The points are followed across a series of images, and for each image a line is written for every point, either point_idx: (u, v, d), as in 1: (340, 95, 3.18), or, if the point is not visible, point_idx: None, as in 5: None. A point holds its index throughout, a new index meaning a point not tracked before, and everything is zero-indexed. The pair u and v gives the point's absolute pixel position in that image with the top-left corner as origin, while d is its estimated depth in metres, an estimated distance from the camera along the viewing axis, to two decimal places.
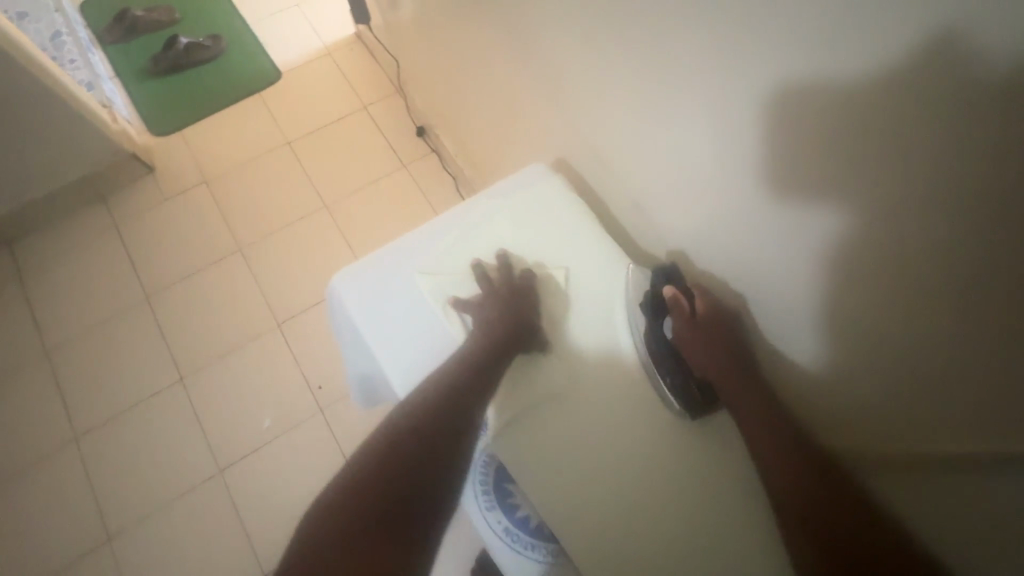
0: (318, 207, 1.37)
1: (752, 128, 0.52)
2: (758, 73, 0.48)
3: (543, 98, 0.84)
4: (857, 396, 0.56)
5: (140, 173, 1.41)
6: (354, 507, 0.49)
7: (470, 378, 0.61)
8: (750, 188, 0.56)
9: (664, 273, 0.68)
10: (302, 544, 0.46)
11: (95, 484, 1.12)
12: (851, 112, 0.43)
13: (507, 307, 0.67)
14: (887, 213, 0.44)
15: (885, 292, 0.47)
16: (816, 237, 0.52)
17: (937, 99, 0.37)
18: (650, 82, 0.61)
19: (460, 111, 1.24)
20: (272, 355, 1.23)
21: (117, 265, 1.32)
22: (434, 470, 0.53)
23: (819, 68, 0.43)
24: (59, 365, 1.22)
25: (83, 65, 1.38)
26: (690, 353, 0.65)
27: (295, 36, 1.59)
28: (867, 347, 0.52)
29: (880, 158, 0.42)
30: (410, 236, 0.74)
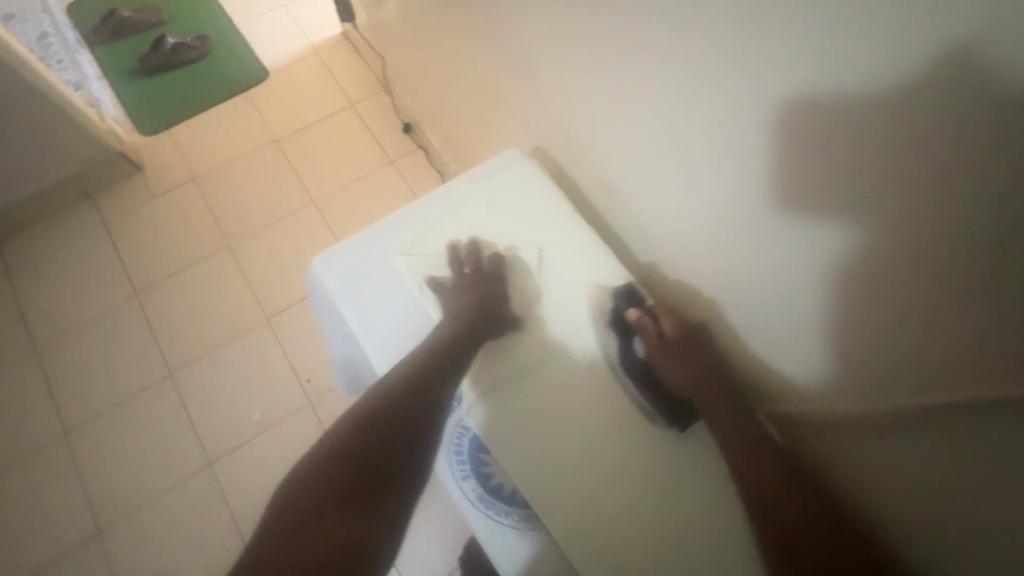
0: (305, 203, 1.39)
1: (724, 109, 0.55)
2: (728, 54, 0.51)
3: (525, 89, 0.87)
4: (840, 400, 0.59)
5: (129, 172, 1.42)
6: (324, 481, 0.54)
7: (432, 372, 0.62)
8: (727, 174, 0.59)
9: (626, 296, 0.71)
10: (278, 511, 0.52)
11: (85, 478, 1.13)
12: (815, 88, 0.45)
13: (472, 300, 0.69)
14: (850, 185, 0.46)
15: (853, 262, 0.50)
16: (785, 213, 0.55)
17: (890, 69, 0.40)
18: (624, 67, 0.63)
19: (444, 106, 1.26)
20: (261, 349, 1.24)
21: (106, 262, 1.33)
22: (401, 448, 0.58)
23: (783, 47, 0.46)
24: (49, 361, 1.23)
25: (71, 65, 1.40)
26: (665, 368, 0.67)
27: (283, 36, 1.61)
28: (836, 319, 0.55)
29: (842, 131, 0.45)
30: (391, 220, 0.77)
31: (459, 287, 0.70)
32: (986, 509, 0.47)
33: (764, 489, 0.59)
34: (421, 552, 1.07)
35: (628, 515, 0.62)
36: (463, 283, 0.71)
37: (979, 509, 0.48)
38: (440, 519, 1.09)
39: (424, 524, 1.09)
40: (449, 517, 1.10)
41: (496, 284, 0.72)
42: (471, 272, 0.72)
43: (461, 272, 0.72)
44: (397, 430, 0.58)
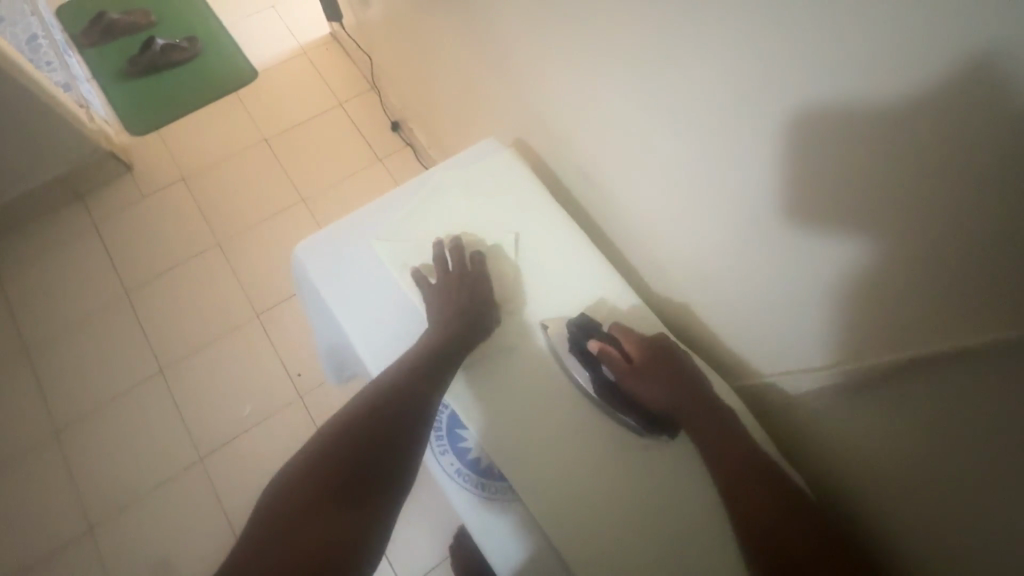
0: (295, 201, 1.41)
1: (688, 96, 0.56)
2: (687, 42, 0.53)
3: (505, 84, 0.89)
4: (842, 393, 0.58)
5: (118, 172, 1.43)
6: (317, 473, 0.54)
7: (425, 372, 0.63)
8: (695, 161, 0.60)
9: (582, 327, 0.69)
10: (271, 502, 0.52)
11: (77, 473, 1.14)
12: (769, 72, 0.47)
13: (459, 299, 0.70)
14: (807, 164, 0.48)
15: (812, 240, 0.52)
16: (748, 194, 0.56)
17: (836, 52, 0.41)
18: (595, 60, 0.65)
19: (431, 104, 1.28)
20: (251, 345, 1.25)
21: (97, 260, 1.34)
22: (394, 444, 0.58)
23: (739, 34, 0.48)
24: (40, 359, 1.23)
25: (60, 66, 1.40)
26: (639, 391, 0.65)
27: (271, 37, 1.62)
28: (799, 297, 0.57)
29: (797, 112, 0.47)
30: (371, 209, 0.80)
31: (440, 288, 0.71)
32: (984, 507, 0.46)
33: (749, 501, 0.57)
34: (410, 543, 1.08)
35: (609, 493, 0.63)
36: (447, 282, 0.71)
37: (976, 509, 0.47)
38: (430, 509, 1.11)
39: (413, 515, 1.10)
40: (438, 508, 1.11)
41: (479, 287, 0.71)
42: (454, 272, 0.72)
43: (445, 270, 0.72)
44: (387, 429, 0.59)
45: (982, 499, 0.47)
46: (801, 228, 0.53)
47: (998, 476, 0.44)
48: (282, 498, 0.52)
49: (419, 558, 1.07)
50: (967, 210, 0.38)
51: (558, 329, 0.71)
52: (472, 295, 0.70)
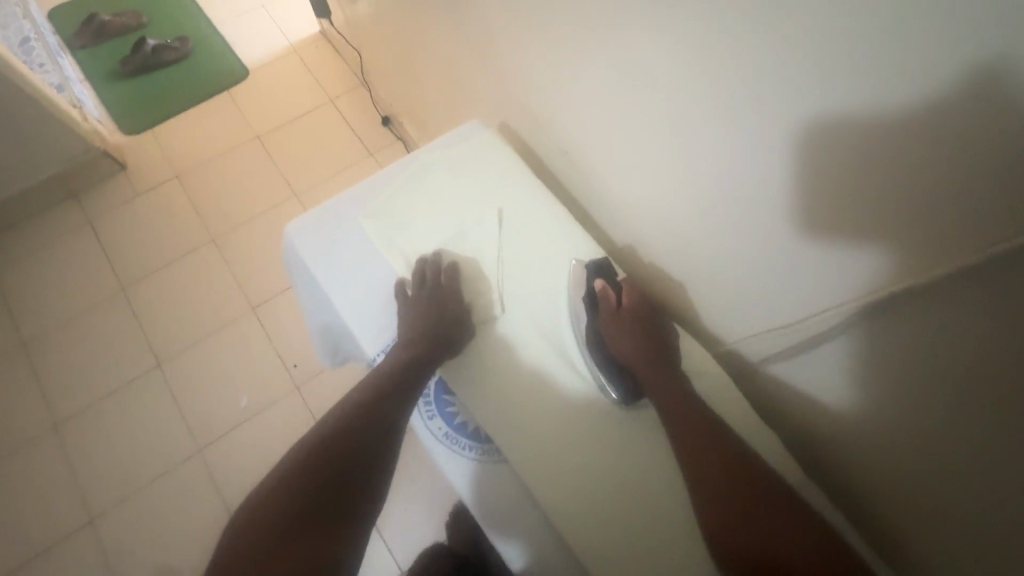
0: (288, 197, 1.42)
1: (659, 73, 0.58)
2: (655, 17, 0.55)
3: (490, 72, 0.91)
4: (829, 370, 0.60)
5: (113, 171, 1.44)
6: (290, 490, 0.56)
7: (386, 399, 0.65)
8: (673, 137, 0.62)
9: (598, 268, 0.74)
10: (246, 522, 0.53)
11: (78, 467, 1.15)
12: (733, 41, 0.49)
13: (428, 313, 0.70)
14: (773, 131, 0.50)
15: (782, 205, 0.54)
16: (721, 165, 0.59)
17: (799, 22, 0.43)
18: (573, 42, 0.67)
19: (419, 97, 1.30)
20: (248, 337, 1.27)
21: (92, 258, 1.35)
22: (364, 460, 0.60)
23: (700, 7, 0.50)
24: (38, 356, 1.25)
25: (52, 68, 1.42)
26: (613, 338, 0.70)
27: (262, 36, 1.64)
28: (773, 261, 0.59)
29: (761, 79, 0.49)
30: (362, 187, 0.82)
31: (416, 299, 0.72)
32: (988, 468, 0.47)
33: (715, 484, 0.57)
34: (408, 526, 1.10)
35: (597, 462, 0.66)
36: (422, 295, 0.72)
37: (981, 469, 0.48)
38: (427, 492, 1.13)
39: (410, 499, 1.12)
40: (434, 492, 1.13)
41: (456, 298, 0.73)
42: (428, 286, 0.73)
43: (421, 282, 0.73)
44: (350, 461, 0.59)
45: (982, 453, 0.47)
46: (773, 195, 0.55)
47: (998, 437, 0.45)
48: (242, 548, 0.51)
49: (416, 541, 1.09)
50: (921, 163, 0.40)
51: (577, 273, 0.75)
52: (444, 308, 0.71)
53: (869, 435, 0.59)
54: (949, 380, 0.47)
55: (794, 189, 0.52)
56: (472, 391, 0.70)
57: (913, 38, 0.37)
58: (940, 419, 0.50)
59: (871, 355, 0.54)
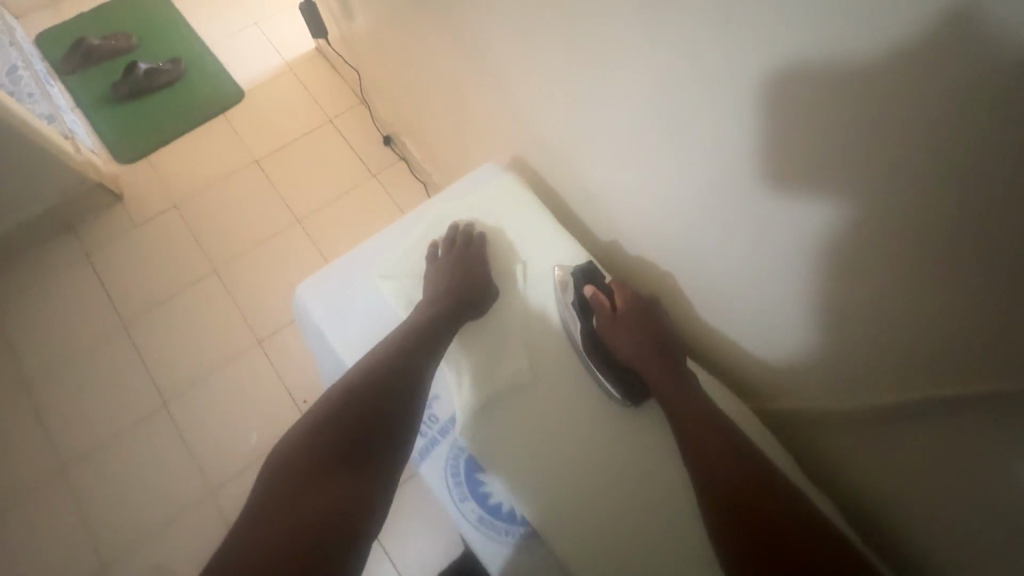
0: (290, 223, 1.38)
1: (700, 121, 0.56)
2: (697, 58, 0.51)
3: (500, 100, 0.87)
4: (849, 411, 0.61)
5: (110, 202, 1.40)
6: (322, 437, 0.59)
7: (412, 356, 0.68)
8: (715, 180, 0.59)
9: (585, 274, 0.75)
10: (283, 462, 0.58)
11: (86, 513, 1.12)
12: (793, 85, 0.45)
13: (454, 276, 0.76)
14: (834, 178, 0.47)
15: (842, 254, 0.51)
16: (768, 211, 0.55)
17: (871, 81, 0.40)
18: (595, 78, 0.64)
19: (422, 118, 1.25)
20: (255, 372, 1.24)
21: (92, 293, 1.31)
22: (391, 411, 0.63)
23: (754, 58, 0.47)
24: (40, 397, 1.21)
25: (42, 97, 1.38)
26: (613, 338, 0.72)
27: (257, 56, 1.60)
28: (825, 308, 0.57)
29: (823, 127, 0.45)
30: (372, 244, 0.81)
31: (444, 262, 0.77)
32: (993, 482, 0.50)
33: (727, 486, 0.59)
34: None
35: None
36: (451, 258, 0.78)
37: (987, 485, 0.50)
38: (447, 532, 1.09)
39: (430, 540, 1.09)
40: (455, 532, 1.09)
41: (479, 264, 0.78)
42: (456, 250, 0.78)
43: (451, 245, 0.79)
44: (376, 415, 0.62)
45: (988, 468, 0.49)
46: (834, 242, 0.51)
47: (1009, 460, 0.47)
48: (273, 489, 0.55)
49: None
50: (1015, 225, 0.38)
51: (562, 278, 0.77)
52: (468, 275, 0.76)
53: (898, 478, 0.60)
54: (954, 388, 0.48)
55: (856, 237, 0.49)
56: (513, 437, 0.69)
57: (1014, 102, 0.33)
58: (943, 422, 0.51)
59: (867, 361, 0.55)
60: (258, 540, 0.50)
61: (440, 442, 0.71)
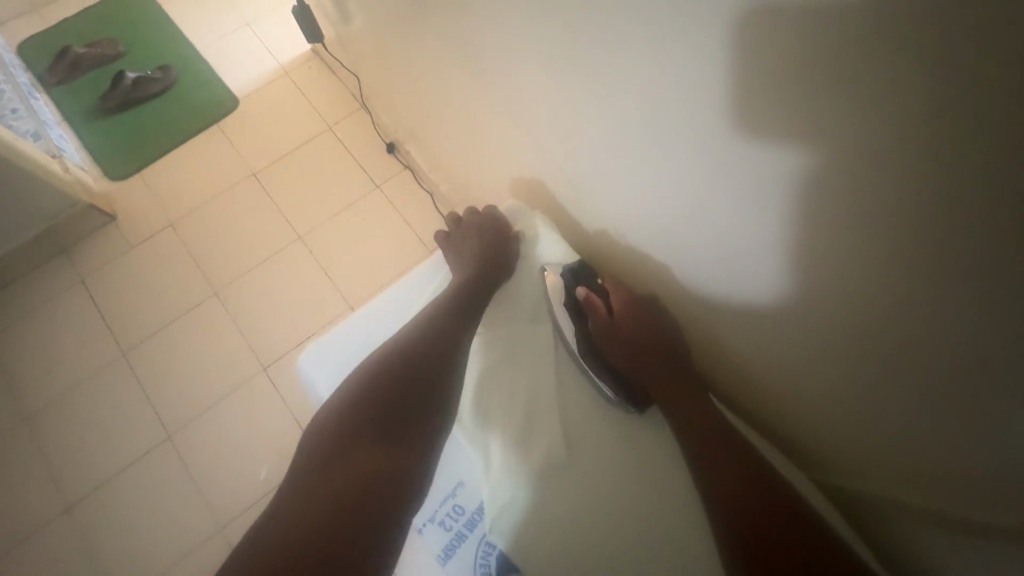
0: (292, 239, 1.32)
1: (747, 158, 0.47)
2: (762, 95, 0.42)
3: (514, 118, 0.79)
4: (864, 445, 0.57)
5: (102, 222, 1.34)
6: (363, 403, 0.62)
7: (443, 336, 0.69)
8: (772, 229, 0.51)
9: (575, 274, 0.74)
10: (329, 424, 0.61)
11: (91, 554, 1.07)
12: (896, 140, 0.36)
13: (481, 257, 0.79)
14: (937, 248, 0.38)
15: (934, 327, 0.42)
16: (840, 273, 0.46)
17: (991, 131, 0.31)
18: (625, 99, 0.56)
19: (426, 126, 1.17)
20: (262, 400, 1.18)
21: (89, 320, 1.26)
22: (428, 381, 0.65)
23: (824, 95, 0.38)
24: (39, 432, 1.17)
25: (26, 113, 1.31)
26: (608, 344, 0.69)
27: (249, 61, 1.51)
28: (885, 376, 0.50)
29: (935, 190, 0.36)
30: (382, 310, 0.84)
31: (473, 247, 0.82)
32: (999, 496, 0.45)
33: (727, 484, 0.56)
34: None
35: None
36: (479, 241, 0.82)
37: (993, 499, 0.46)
38: None
39: None
40: None
41: (507, 256, 0.81)
42: (483, 235, 0.82)
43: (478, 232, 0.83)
44: (411, 392, 0.63)
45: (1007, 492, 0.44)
46: (924, 318, 0.43)
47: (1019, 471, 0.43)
48: (310, 465, 0.57)
49: None
50: None
51: (553, 281, 0.76)
52: (494, 264, 0.79)
53: (914, 514, 0.55)
54: (952, 413, 0.45)
55: (959, 313, 0.40)
56: (527, 521, 0.61)
57: None
58: (924, 435, 0.49)
59: (880, 400, 0.52)
60: (300, 512, 0.52)
61: (466, 537, 0.66)
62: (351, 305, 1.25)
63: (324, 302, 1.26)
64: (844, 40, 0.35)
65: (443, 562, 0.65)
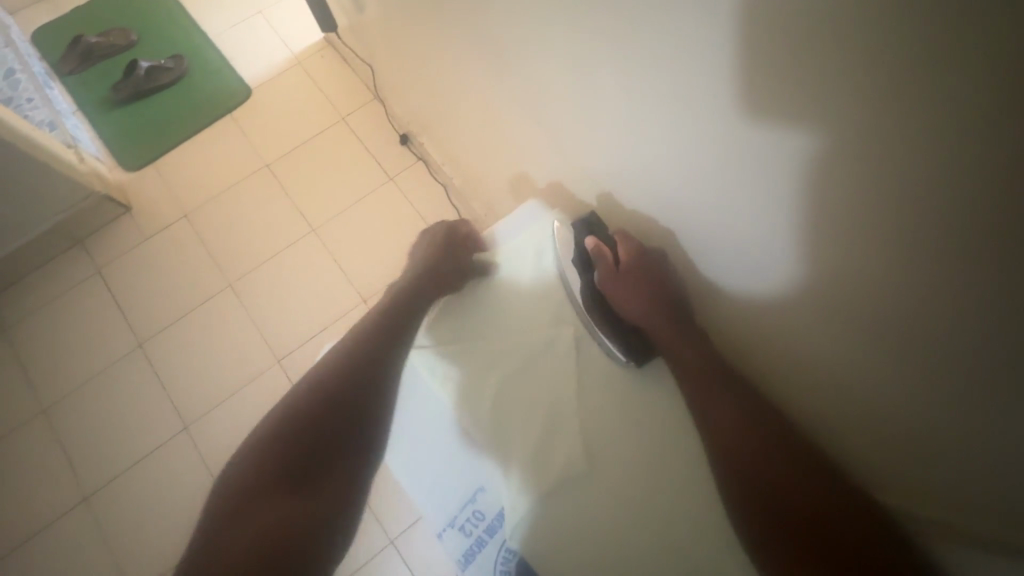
0: (304, 231, 1.31)
1: (757, 155, 0.46)
2: (781, 106, 0.41)
3: (530, 113, 0.78)
4: (859, 439, 0.53)
5: (117, 214, 1.34)
6: (284, 436, 0.59)
7: (374, 356, 0.66)
8: (785, 228, 0.49)
9: (586, 226, 0.71)
10: (250, 457, 0.59)
11: (112, 541, 1.09)
12: (947, 151, 0.33)
13: (435, 265, 0.78)
14: (967, 273, 0.36)
15: (951, 351, 0.40)
16: (863, 288, 0.44)
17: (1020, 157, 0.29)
18: (632, 91, 0.55)
19: (440, 119, 1.15)
20: (277, 392, 1.19)
21: (106, 311, 1.27)
22: (355, 409, 0.62)
23: (843, 107, 0.36)
24: (60, 420, 1.19)
25: (41, 103, 1.31)
26: (616, 296, 0.67)
27: (261, 51, 1.49)
28: (886, 380, 0.47)
29: (967, 213, 0.34)
30: None
31: (431, 257, 0.81)
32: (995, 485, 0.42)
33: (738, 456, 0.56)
34: None
35: None
36: (437, 251, 0.81)
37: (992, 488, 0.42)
38: None
39: None
40: None
41: (464, 265, 0.78)
42: (442, 245, 0.82)
43: (437, 243, 0.82)
44: (335, 422, 0.61)
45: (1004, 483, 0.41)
46: (952, 341, 0.40)
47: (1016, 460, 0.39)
48: (212, 528, 0.53)
49: None
50: None
51: (562, 234, 0.73)
52: (436, 281, 0.76)
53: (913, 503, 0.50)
54: (948, 422, 0.43)
55: (993, 341, 0.37)
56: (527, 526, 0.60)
57: None
58: (920, 447, 0.47)
59: (876, 397, 0.49)
60: (210, 562, 0.50)
61: (487, 543, 0.65)
62: (364, 298, 1.25)
63: (336, 295, 1.25)
64: (881, 46, 0.32)
65: (464, 567, 0.64)
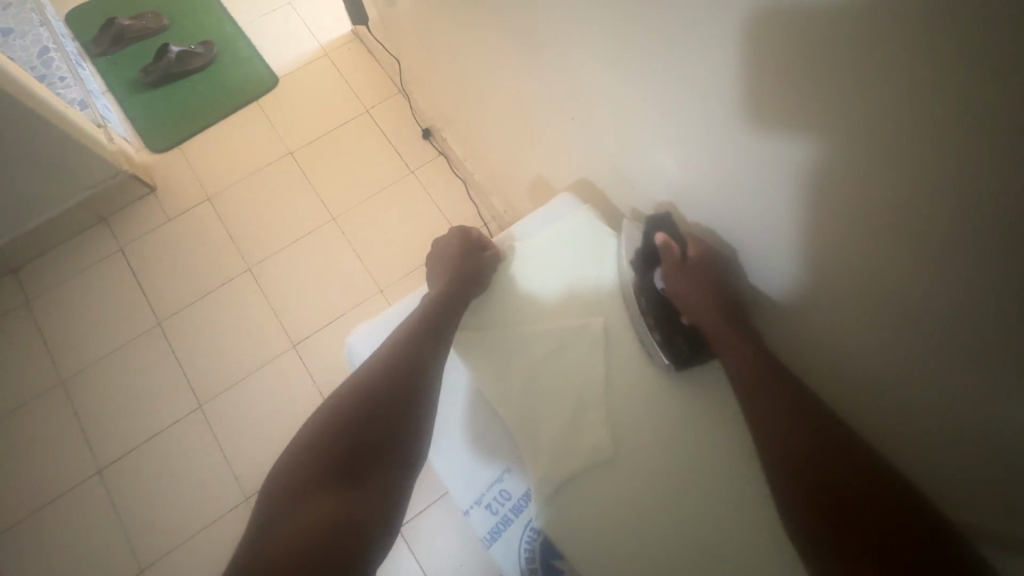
0: (325, 218, 1.33)
1: (779, 151, 0.46)
2: (801, 109, 0.42)
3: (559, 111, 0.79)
4: (884, 421, 0.53)
5: (141, 193, 1.37)
6: (326, 439, 0.58)
7: (414, 358, 0.65)
8: (808, 224, 0.49)
9: (655, 222, 0.68)
10: (292, 461, 0.58)
11: (124, 514, 1.11)
12: (962, 154, 0.33)
13: (462, 267, 0.77)
14: (976, 272, 0.37)
15: (964, 349, 0.41)
16: (881, 286, 0.45)
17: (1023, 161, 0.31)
18: (655, 84, 0.55)
19: (464, 116, 1.17)
20: (289, 375, 1.21)
21: (126, 288, 1.29)
22: (398, 411, 0.61)
23: (858, 111, 0.38)
24: (76, 393, 1.21)
25: (73, 82, 1.34)
26: (676, 296, 0.66)
27: (289, 41, 1.52)
28: (910, 371, 0.48)
29: (975, 215, 0.35)
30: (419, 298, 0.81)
31: (456, 259, 0.79)
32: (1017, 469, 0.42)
33: (779, 436, 0.55)
34: None
35: None
36: (460, 255, 0.80)
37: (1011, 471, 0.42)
38: None
39: None
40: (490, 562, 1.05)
41: (484, 266, 0.77)
42: (467, 248, 0.80)
43: (461, 246, 0.81)
44: (377, 425, 0.60)
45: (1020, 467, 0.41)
46: (964, 337, 0.41)
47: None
48: (259, 533, 0.53)
49: None
50: None
51: (633, 231, 0.72)
52: (466, 282, 0.75)
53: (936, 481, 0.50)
54: (968, 411, 0.43)
55: (1009, 341, 0.37)
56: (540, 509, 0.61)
57: None
58: (946, 435, 0.47)
59: (898, 388, 0.50)
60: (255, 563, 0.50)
61: (512, 522, 0.65)
62: (381, 288, 1.27)
63: (352, 283, 1.27)
64: (894, 54, 0.34)
65: (490, 543, 0.65)
